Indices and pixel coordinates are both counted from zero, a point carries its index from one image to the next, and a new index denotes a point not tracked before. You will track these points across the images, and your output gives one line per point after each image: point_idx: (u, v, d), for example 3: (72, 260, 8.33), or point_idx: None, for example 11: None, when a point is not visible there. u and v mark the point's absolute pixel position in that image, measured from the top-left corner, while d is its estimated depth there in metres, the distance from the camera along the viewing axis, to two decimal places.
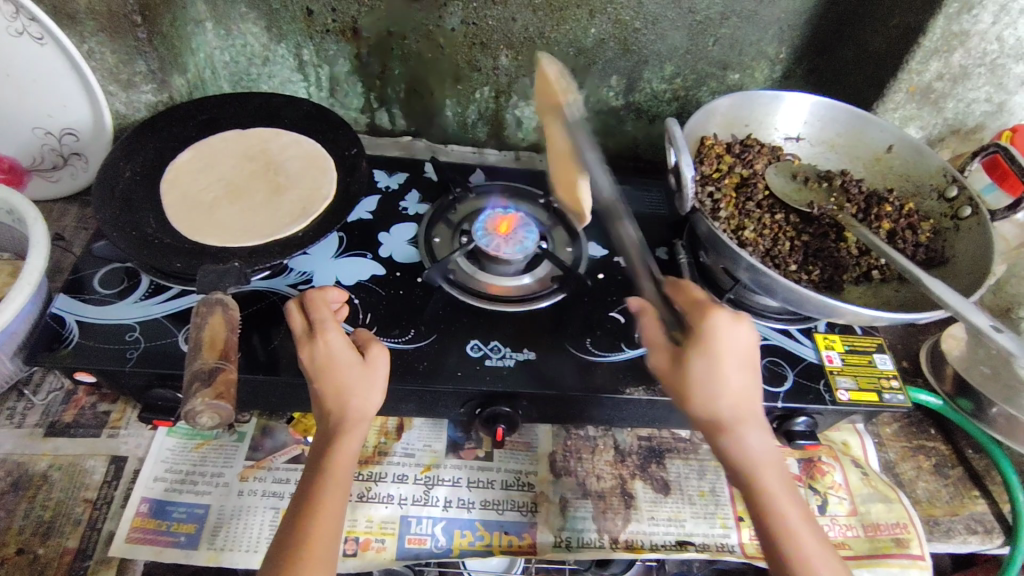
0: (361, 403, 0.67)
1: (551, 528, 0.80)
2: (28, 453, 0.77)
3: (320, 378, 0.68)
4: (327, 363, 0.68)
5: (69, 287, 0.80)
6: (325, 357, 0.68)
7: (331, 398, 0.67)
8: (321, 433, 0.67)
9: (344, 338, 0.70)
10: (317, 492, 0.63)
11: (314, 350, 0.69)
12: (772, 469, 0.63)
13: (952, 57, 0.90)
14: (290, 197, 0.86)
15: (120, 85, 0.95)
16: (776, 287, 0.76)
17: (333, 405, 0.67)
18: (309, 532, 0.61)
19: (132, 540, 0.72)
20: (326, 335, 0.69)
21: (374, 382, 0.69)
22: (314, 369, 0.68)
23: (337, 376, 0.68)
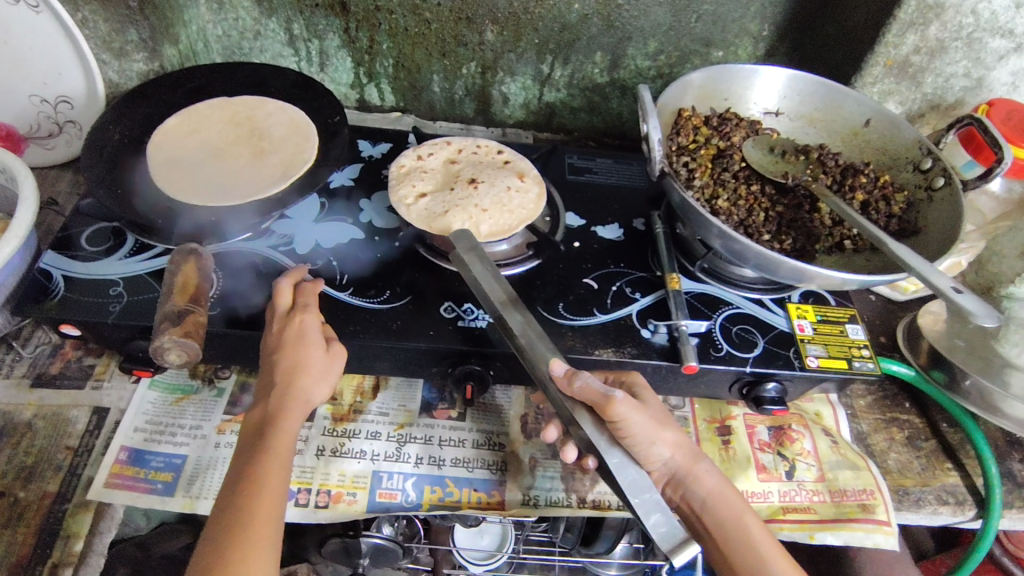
0: (313, 391, 0.70)
1: (520, 487, 0.82)
2: (13, 402, 0.80)
3: (284, 353, 0.71)
4: (296, 341, 0.72)
5: (56, 243, 0.82)
6: (297, 334, 0.72)
7: (284, 378, 0.70)
8: (266, 413, 0.70)
9: (318, 323, 0.74)
10: (260, 481, 0.65)
11: (287, 327, 0.73)
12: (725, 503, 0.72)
13: (928, 30, 0.91)
14: (272, 160, 0.88)
15: (112, 53, 0.97)
16: (745, 251, 0.77)
17: (285, 384, 0.70)
18: (250, 514, 0.63)
19: (111, 485, 0.75)
20: (302, 317, 0.74)
21: (328, 373, 0.72)
22: (282, 343, 0.72)
23: (300, 354, 0.71)
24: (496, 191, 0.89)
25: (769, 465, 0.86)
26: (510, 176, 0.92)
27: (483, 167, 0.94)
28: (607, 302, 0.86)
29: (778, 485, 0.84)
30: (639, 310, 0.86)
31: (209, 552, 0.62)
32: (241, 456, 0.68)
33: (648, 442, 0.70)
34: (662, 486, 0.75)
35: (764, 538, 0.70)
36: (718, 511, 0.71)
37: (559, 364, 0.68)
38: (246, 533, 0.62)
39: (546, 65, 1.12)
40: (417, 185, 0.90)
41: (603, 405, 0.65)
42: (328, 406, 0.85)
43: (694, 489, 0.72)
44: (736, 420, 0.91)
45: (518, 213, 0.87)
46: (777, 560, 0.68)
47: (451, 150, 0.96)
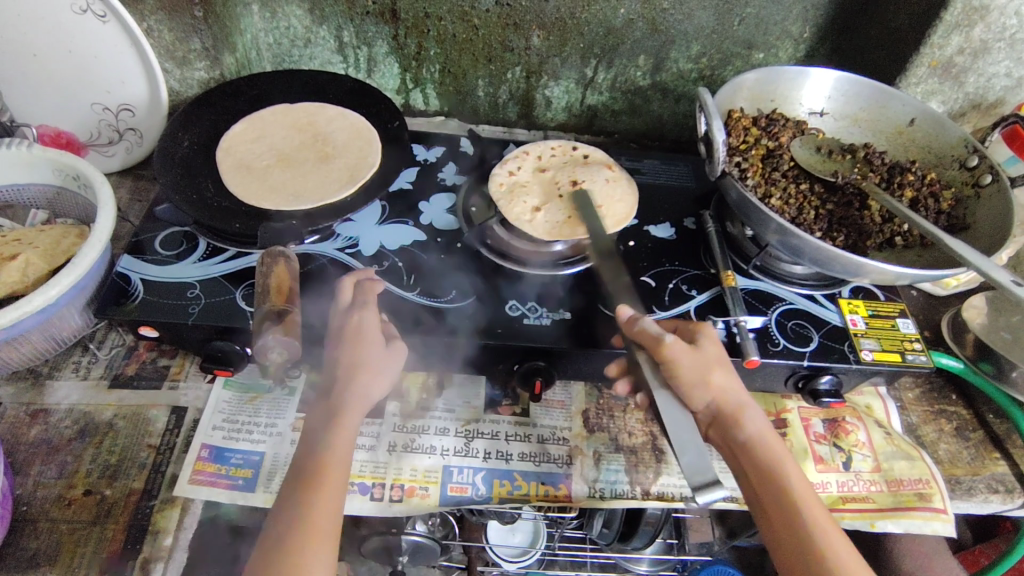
0: (372, 388, 0.69)
1: (585, 480, 0.84)
2: (93, 403, 0.82)
3: (343, 348, 0.71)
4: (354, 337, 0.71)
5: (131, 248, 0.85)
6: (356, 331, 0.72)
7: (344, 373, 0.69)
8: (325, 409, 0.69)
9: (377, 320, 0.74)
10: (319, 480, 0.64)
11: (346, 323, 0.73)
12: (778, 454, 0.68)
13: (973, 31, 0.94)
14: (338, 164, 0.92)
15: (175, 62, 1.01)
16: (803, 248, 0.80)
17: (344, 381, 0.69)
18: (309, 506, 0.63)
19: (195, 482, 0.77)
20: (361, 314, 0.73)
21: (387, 370, 0.71)
22: (341, 340, 0.72)
23: (358, 349, 0.70)
24: (599, 186, 0.95)
25: (826, 457, 0.89)
26: (602, 168, 0.99)
27: (571, 166, 0.99)
28: (666, 299, 0.88)
29: (835, 476, 0.87)
30: (696, 307, 0.88)
31: (267, 540, 0.62)
32: (305, 449, 0.67)
33: (697, 383, 0.68)
34: (705, 427, 0.72)
35: (806, 493, 0.65)
36: (762, 455, 0.67)
37: (626, 309, 0.71)
38: (304, 527, 0.61)
39: (589, 68, 1.14)
40: (526, 198, 0.93)
41: (655, 345, 0.68)
42: (397, 403, 0.88)
43: (738, 432, 0.69)
44: (791, 413, 0.93)
45: (624, 202, 0.93)
46: (817, 515, 0.64)
47: (533, 159, 1.00)
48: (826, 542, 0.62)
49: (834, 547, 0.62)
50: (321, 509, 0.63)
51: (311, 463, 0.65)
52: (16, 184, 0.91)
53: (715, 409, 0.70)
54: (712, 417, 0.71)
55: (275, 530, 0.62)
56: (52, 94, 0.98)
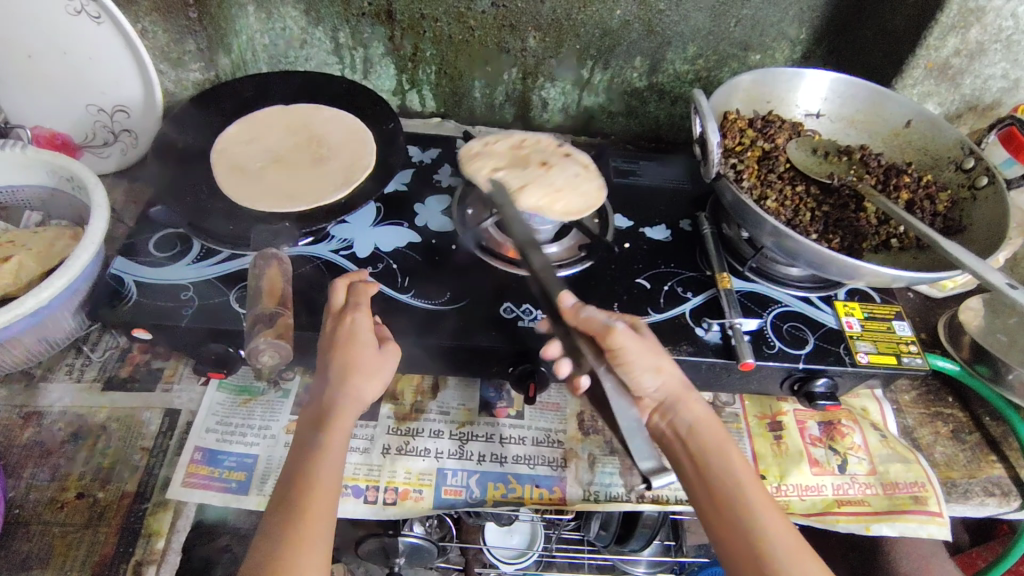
0: (365, 390, 0.69)
1: (580, 483, 0.84)
2: (87, 405, 0.82)
3: (335, 350, 0.70)
4: (348, 338, 0.71)
5: (125, 250, 0.85)
6: (349, 332, 0.72)
7: (337, 375, 0.69)
8: (317, 411, 0.69)
9: (370, 322, 0.73)
10: (310, 484, 0.64)
11: (339, 324, 0.73)
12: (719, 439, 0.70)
13: (969, 33, 0.94)
14: (333, 166, 0.92)
15: (170, 63, 1.01)
16: (799, 251, 0.79)
17: (337, 384, 0.69)
18: (302, 509, 0.63)
19: (188, 484, 0.77)
20: (354, 316, 0.73)
21: (380, 371, 0.71)
22: (334, 341, 0.71)
23: (351, 351, 0.70)
24: (568, 175, 0.92)
25: (821, 460, 0.88)
26: (577, 164, 0.95)
27: (551, 154, 0.96)
28: (661, 301, 0.88)
29: (831, 479, 0.87)
30: (692, 309, 0.88)
31: (261, 545, 0.61)
32: (296, 452, 0.67)
33: (643, 367, 0.71)
34: (650, 415, 0.74)
35: (747, 476, 0.67)
36: (703, 440, 0.70)
37: (570, 297, 0.72)
38: (296, 531, 0.61)
39: (586, 69, 1.14)
40: (485, 164, 0.93)
41: (602, 333, 0.69)
42: (391, 406, 0.88)
43: (681, 416, 0.71)
44: (786, 416, 0.93)
45: (586, 199, 0.89)
46: (757, 497, 0.65)
47: (513, 140, 0.98)
48: (764, 522, 0.63)
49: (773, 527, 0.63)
50: (315, 511, 0.63)
51: (304, 464, 0.65)
52: (11, 186, 0.91)
53: (660, 394, 0.72)
54: (657, 402, 0.73)
55: (268, 535, 0.62)
56: (47, 96, 0.98)
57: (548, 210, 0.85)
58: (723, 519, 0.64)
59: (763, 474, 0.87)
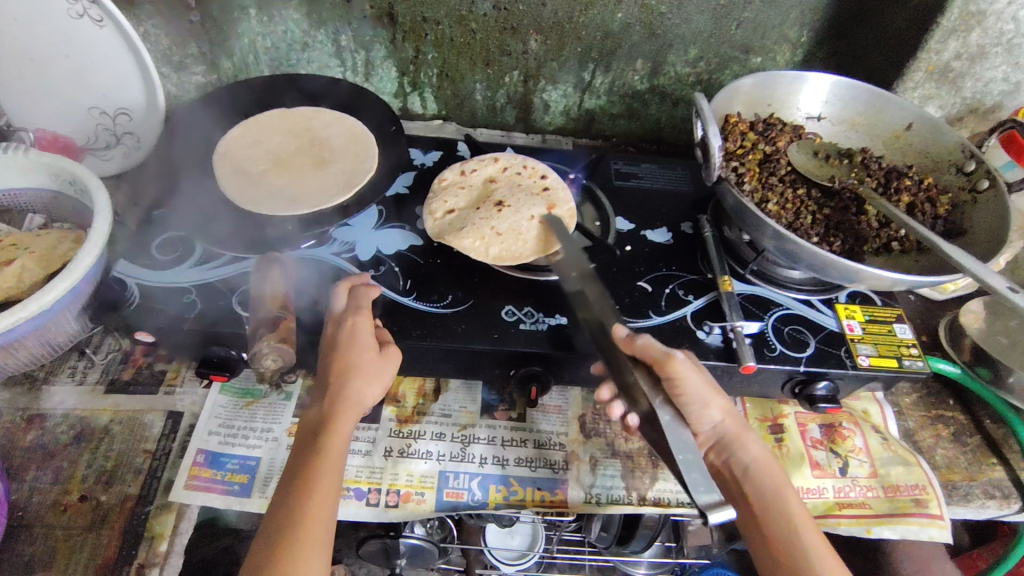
0: (365, 393, 0.70)
1: (581, 485, 0.84)
2: (89, 408, 0.82)
3: (335, 353, 0.71)
4: (348, 341, 0.71)
5: (127, 253, 0.85)
6: (349, 335, 0.72)
7: (338, 378, 0.69)
8: (318, 415, 0.69)
9: (371, 324, 0.74)
10: (310, 488, 0.64)
11: (340, 327, 0.73)
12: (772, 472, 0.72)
13: (970, 36, 0.94)
14: (334, 169, 0.92)
15: (172, 66, 1.05)
16: (800, 254, 0.79)
17: (337, 387, 0.69)
18: (303, 511, 0.63)
19: (191, 487, 0.77)
20: (355, 319, 0.73)
21: (380, 375, 0.71)
22: (335, 344, 0.71)
23: (352, 355, 0.70)
24: (520, 215, 0.93)
25: (822, 462, 0.89)
26: (539, 204, 0.95)
27: (518, 190, 0.97)
28: (663, 304, 0.88)
29: (832, 481, 0.87)
30: (693, 312, 0.88)
31: (262, 546, 0.61)
32: (297, 456, 0.67)
33: (702, 402, 0.73)
34: (706, 451, 0.76)
35: (802, 516, 0.68)
36: (760, 478, 0.71)
37: (621, 327, 0.73)
38: (296, 536, 0.61)
39: (587, 72, 1.14)
40: (450, 198, 0.97)
41: (663, 361, 0.70)
42: (393, 408, 0.88)
43: (740, 454, 0.73)
44: (787, 418, 0.93)
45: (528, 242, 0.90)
46: (811, 534, 0.67)
47: (495, 167, 1.02)
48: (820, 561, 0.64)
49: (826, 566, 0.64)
50: (316, 512, 0.63)
51: (304, 469, 0.65)
52: (13, 189, 0.91)
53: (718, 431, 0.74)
54: (714, 439, 0.75)
55: (268, 536, 0.62)
56: (50, 98, 0.99)
57: (482, 255, 0.88)
58: (776, 556, 0.66)
59: None
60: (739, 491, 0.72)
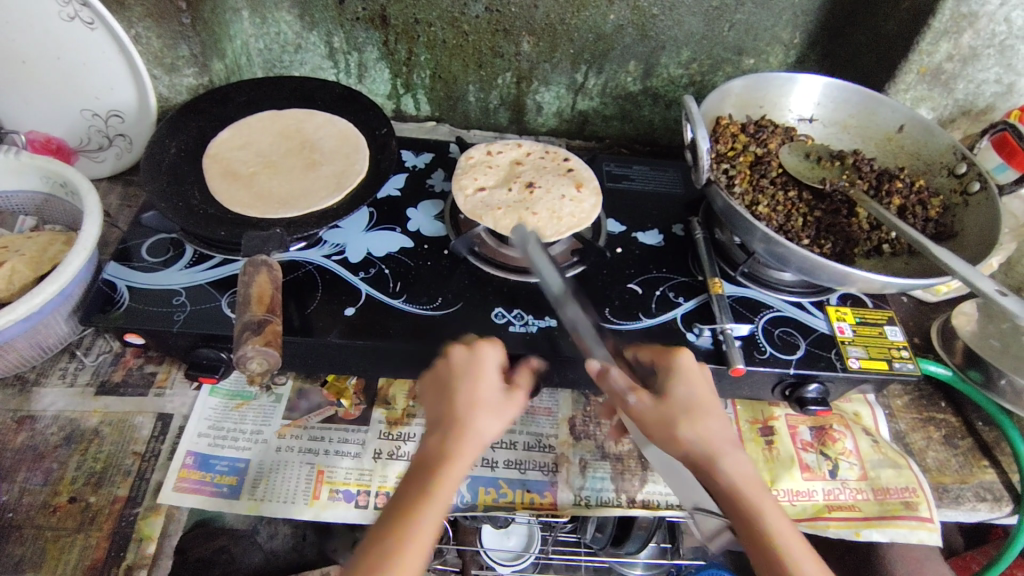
0: (488, 427, 0.67)
1: (571, 487, 0.84)
2: (79, 410, 0.82)
3: (458, 385, 0.70)
4: (474, 375, 0.71)
5: (118, 255, 0.85)
6: (476, 368, 0.71)
7: (466, 410, 0.68)
8: (434, 439, 0.67)
9: (497, 359, 0.74)
10: (415, 511, 0.62)
11: (449, 362, 0.73)
12: (751, 485, 0.68)
13: (962, 38, 0.94)
14: (325, 170, 0.92)
15: (164, 68, 1.01)
16: (790, 257, 0.79)
17: (460, 418, 0.67)
18: (400, 530, 0.61)
19: (180, 489, 0.78)
20: (484, 351, 0.73)
21: (504, 411, 0.70)
22: (452, 378, 0.71)
23: (476, 389, 0.70)
24: (550, 199, 0.91)
25: (812, 465, 0.88)
26: (568, 185, 0.94)
27: (545, 173, 0.96)
28: (653, 306, 0.88)
29: (822, 484, 0.87)
30: (683, 315, 0.88)
31: (357, 568, 0.60)
32: (408, 480, 0.66)
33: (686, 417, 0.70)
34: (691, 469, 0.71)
35: (787, 532, 0.65)
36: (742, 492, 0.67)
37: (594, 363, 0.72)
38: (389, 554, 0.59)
39: (580, 74, 1.14)
40: (479, 177, 0.94)
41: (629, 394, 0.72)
42: (383, 411, 0.88)
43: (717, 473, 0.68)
44: (778, 421, 0.93)
45: (567, 222, 0.88)
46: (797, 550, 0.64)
47: (522, 152, 0.99)
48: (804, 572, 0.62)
49: None
50: (414, 534, 0.61)
51: (411, 492, 0.63)
52: (4, 191, 0.91)
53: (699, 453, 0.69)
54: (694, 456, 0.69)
55: (367, 556, 0.60)
56: (42, 100, 0.99)
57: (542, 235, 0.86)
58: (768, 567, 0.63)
59: None
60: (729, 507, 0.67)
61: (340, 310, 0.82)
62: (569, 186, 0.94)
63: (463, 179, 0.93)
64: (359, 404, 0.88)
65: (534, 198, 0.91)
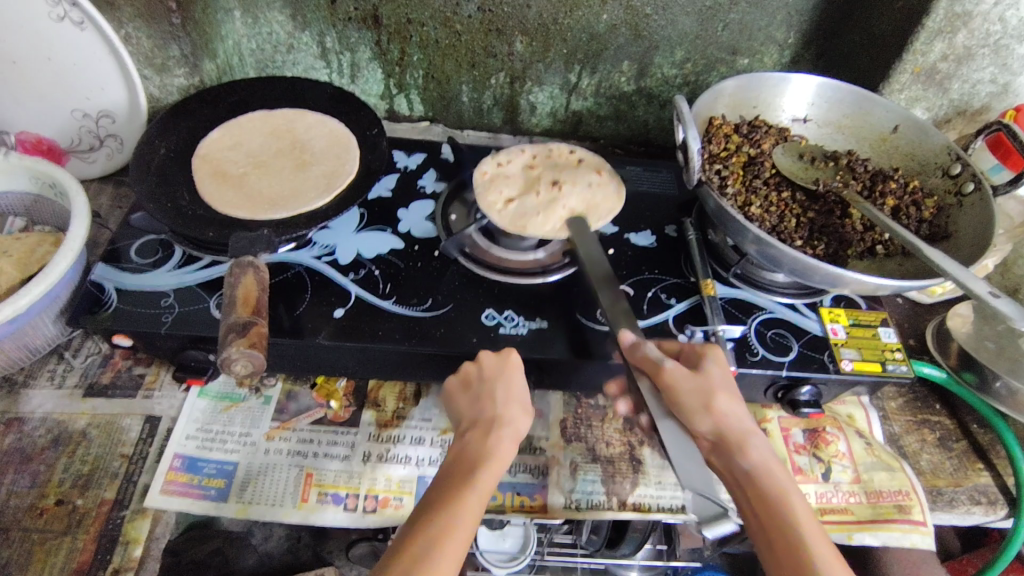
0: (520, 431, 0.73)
1: (561, 490, 0.84)
2: (67, 412, 0.82)
3: (497, 389, 0.74)
4: (509, 382, 0.75)
5: (106, 256, 0.84)
6: (511, 374, 0.76)
7: (501, 413, 0.73)
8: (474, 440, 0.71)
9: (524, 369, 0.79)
10: (461, 506, 0.66)
11: (489, 364, 0.76)
12: (772, 474, 0.68)
13: (956, 37, 0.94)
14: (315, 171, 0.92)
15: (154, 68, 1.00)
16: (782, 258, 0.78)
17: (497, 423, 0.72)
18: (448, 522, 0.64)
19: (167, 492, 0.77)
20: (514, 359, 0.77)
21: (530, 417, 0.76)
22: (490, 381, 0.75)
23: (512, 396, 0.74)
24: (581, 193, 0.91)
25: (805, 467, 0.88)
26: (589, 173, 0.95)
27: (561, 167, 0.96)
28: (644, 308, 0.88)
29: (814, 487, 0.86)
30: (675, 316, 0.87)
31: (405, 550, 0.63)
32: (448, 477, 0.69)
33: (696, 409, 0.69)
34: (706, 454, 0.71)
35: (811, 527, 0.65)
36: (766, 485, 0.67)
37: (628, 334, 0.73)
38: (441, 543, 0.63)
39: (573, 74, 1.14)
40: (503, 190, 0.92)
41: (655, 371, 0.71)
42: (373, 413, 0.88)
43: (740, 460, 0.68)
44: (772, 423, 0.92)
45: (607, 206, 0.90)
46: (817, 543, 0.63)
47: (529, 155, 0.98)
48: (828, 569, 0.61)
49: None
50: (463, 516, 0.65)
51: (457, 488, 0.67)
52: None
53: (716, 434, 0.69)
54: (713, 443, 0.70)
55: (419, 537, 0.63)
56: (32, 100, 0.98)
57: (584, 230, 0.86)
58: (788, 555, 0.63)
59: None
60: (745, 499, 0.68)
61: (329, 311, 0.82)
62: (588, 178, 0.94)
63: (484, 194, 0.90)
64: (349, 406, 0.88)
65: (565, 194, 0.91)
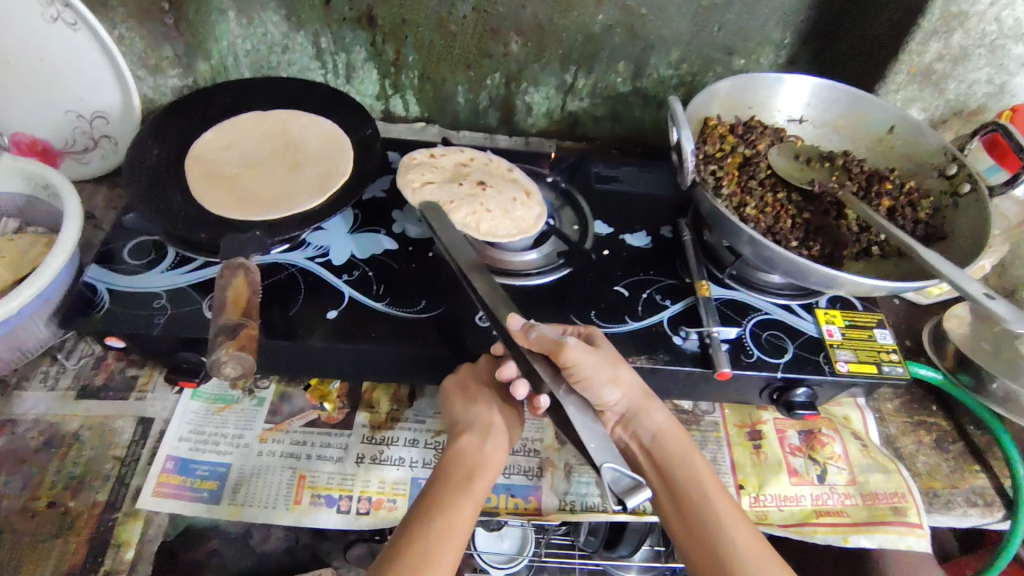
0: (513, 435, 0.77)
1: (556, 492, 0.83)
2: (59, 414, 0.82)
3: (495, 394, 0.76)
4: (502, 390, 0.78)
5: (99, 258, 0.84)
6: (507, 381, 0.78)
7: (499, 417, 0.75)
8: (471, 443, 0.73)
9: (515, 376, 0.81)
10: (458, 509, 0.67)
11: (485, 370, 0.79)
12: (676, 438, 0.73)
13: (951, 37, 0.93)
14: (309, 172, 0.92)
15: (148, 69, 1.05)
16: (777, 260, 0.78)
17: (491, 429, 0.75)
18: (447, 523, 0.65)
19: (159, 494, 0.77)
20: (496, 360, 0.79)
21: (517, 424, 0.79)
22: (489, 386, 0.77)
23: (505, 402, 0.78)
24: (502, 198, 0.93)
25: (800, 469, 0.88)
26: (517, 189, 0.97)
27: (492, 175, 0.99)
28: (639, 309, 0.87)
29: (810, 489, 0.86)
30: (670, 318, 0.87)
31: (405, 552, 0.63)
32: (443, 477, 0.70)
33: (602, 382, 0.70)
34: (612, 424, 0.76)
35: (716, 489, 0.70)
36: (667, 448, 0.73)
37: (519, 319, 0.69)
38: (439, 542, 0.64)
39: (569, 74, 1.13)
40: (426, 176, 0.96)
41: (556, 350, 0.66)
42: (367, 414, 0.87)
43: (645, 426, 0.73)
44: (766, 425, 0.92)
45: (517, 225, 0.91)
46: (722, 505, 0.69)
47: (466, 157, 1.02)
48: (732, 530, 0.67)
49: (741, 537, 0.67)
50: (460, 519, 0.66)
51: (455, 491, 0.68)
52: None
53: (623, 405, 0.73)
54: (620, 414, 0.74)
55: (418, 538, 0.64)
56: (25, 101, 0.98)
57: (480, 232, 0.88)
58: (693, 519, 0.68)
59: (740, 484, 0.86)
60: (649, 465, 0.74)
61: (323, 312, 0.81)
62: (520, 194, 0.96)
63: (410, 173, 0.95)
64: (342, 408, 0.88)
65: (487, 196, 0.93)
